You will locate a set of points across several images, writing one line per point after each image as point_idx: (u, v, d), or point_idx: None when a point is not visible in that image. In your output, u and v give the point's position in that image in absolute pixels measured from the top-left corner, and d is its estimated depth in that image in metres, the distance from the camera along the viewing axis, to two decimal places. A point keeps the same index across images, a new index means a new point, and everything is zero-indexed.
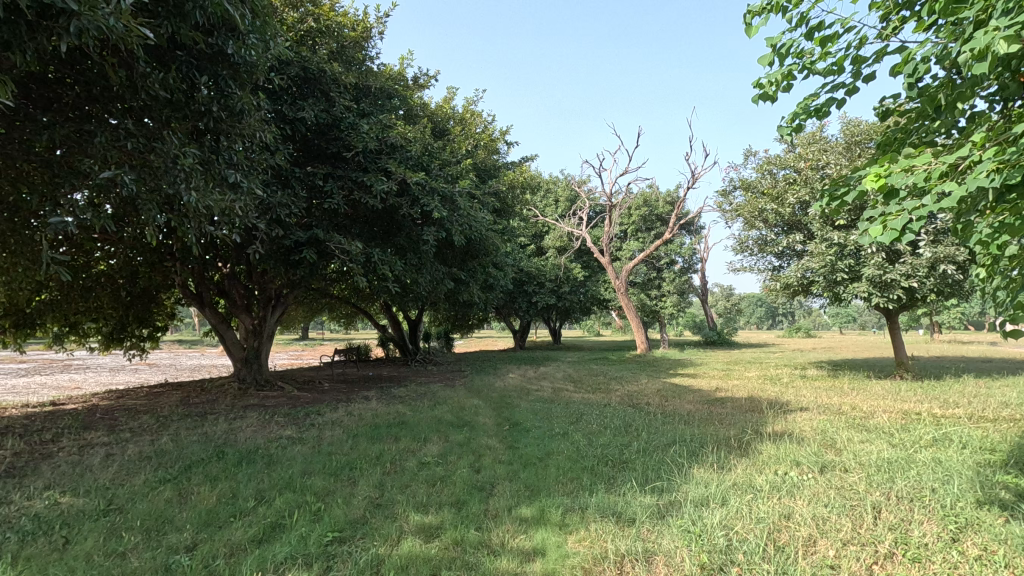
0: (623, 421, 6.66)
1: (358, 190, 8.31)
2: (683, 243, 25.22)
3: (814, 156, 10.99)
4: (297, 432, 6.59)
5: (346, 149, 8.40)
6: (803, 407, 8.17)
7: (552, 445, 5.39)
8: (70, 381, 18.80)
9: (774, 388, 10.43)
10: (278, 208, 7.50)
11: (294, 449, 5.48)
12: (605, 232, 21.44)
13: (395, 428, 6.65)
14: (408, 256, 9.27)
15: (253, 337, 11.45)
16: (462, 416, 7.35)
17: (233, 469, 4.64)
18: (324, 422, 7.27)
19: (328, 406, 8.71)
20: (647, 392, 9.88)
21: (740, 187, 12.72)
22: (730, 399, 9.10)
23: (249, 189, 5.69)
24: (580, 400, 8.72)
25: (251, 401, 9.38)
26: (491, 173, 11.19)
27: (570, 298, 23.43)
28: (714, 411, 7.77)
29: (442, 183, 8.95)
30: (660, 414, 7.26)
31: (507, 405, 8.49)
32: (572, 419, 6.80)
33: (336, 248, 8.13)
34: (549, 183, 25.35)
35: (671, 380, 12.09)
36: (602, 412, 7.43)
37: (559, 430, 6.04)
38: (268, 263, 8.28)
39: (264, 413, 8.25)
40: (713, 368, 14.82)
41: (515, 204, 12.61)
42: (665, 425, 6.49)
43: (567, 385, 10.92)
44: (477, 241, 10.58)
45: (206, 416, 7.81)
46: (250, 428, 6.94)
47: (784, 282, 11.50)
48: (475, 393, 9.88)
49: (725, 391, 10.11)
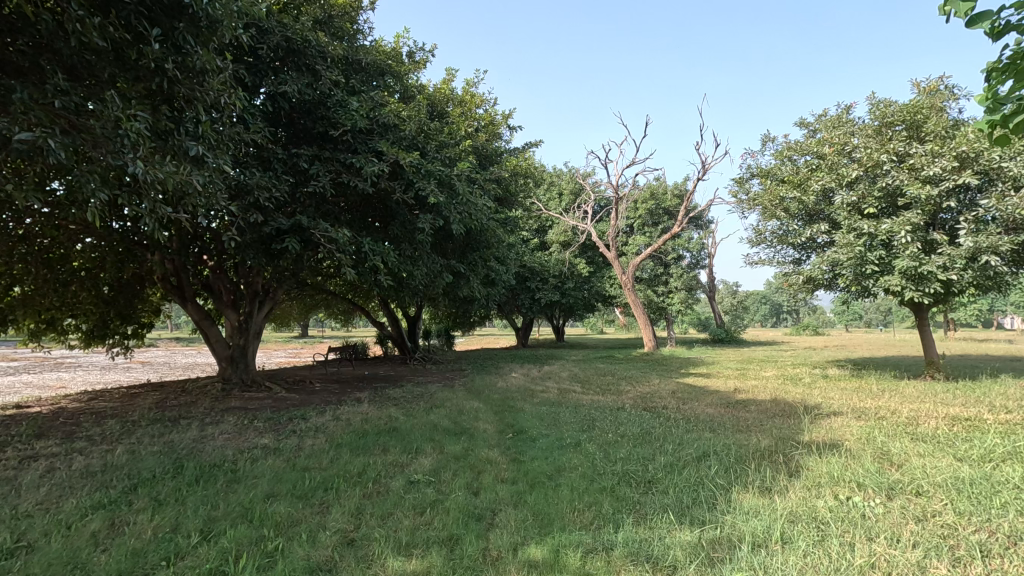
0: (641, 429, 5.90)
1: (346, 173, 7.58)
2: (691, 237, 24.44)
3: (840, 140, 10.21)
4: (275, 440, 5.87)
5: (334, 128, 7.64)
6: (836, 411, 7.41)
7: (563, 459, 4.65)
8: (56, 381, 18.03)
9: (799, 390, 9.65)
10: (256, 192, 6.77)
11: (265, 463, 4.74)
12: (611, 225, 20.67)
13: (384, 436, 5.92)
14: (402, 246, 8.53)
15: (238, 334, 10.73)
16: (460, 422, 6.62)
17: (185, 490, 3.90)
18: (307, 428, 6.54)
19: (315, 410, 7.98)
20: (661, 394, 9.14)
21: (757, 175, 11.94)
22: (753, 402, 8.34)
23: (214, 164, 4.98)
24: (590, 403, 7.99)
25: (233, 404, 8.65)
26: (492, 158, 10.45)
27: (574, 294, 22.68)
28: (739, 416, 7.04)
29: (439, 167, 8.22)
30: (681, 420, 6.52)
31: (510, 408, 7.75)
32: (583, 426, 6.04)
33: (322, 236, 7.41)
34: (553, 175, 24.58)
35: (685, 381, 11.32)
36: (615, 417, 6.70)
37: (570, 441, 5.30)
38: (248, 253, 7.56)
39: (244, 417, 7.53)
40: (727, 367, 14.06)
41: (517, 193, 11.86)
42: (689, 433, 5.74)
43: (574, 386, 10.18)
44: (478, 230, 9.84)
45: (179, 421, 7.09)
46: (223, 435, 6.21)
47: (807, 275, 10.72)
48: (476, 396, 9.13)
49: (746, 393, 9.36)
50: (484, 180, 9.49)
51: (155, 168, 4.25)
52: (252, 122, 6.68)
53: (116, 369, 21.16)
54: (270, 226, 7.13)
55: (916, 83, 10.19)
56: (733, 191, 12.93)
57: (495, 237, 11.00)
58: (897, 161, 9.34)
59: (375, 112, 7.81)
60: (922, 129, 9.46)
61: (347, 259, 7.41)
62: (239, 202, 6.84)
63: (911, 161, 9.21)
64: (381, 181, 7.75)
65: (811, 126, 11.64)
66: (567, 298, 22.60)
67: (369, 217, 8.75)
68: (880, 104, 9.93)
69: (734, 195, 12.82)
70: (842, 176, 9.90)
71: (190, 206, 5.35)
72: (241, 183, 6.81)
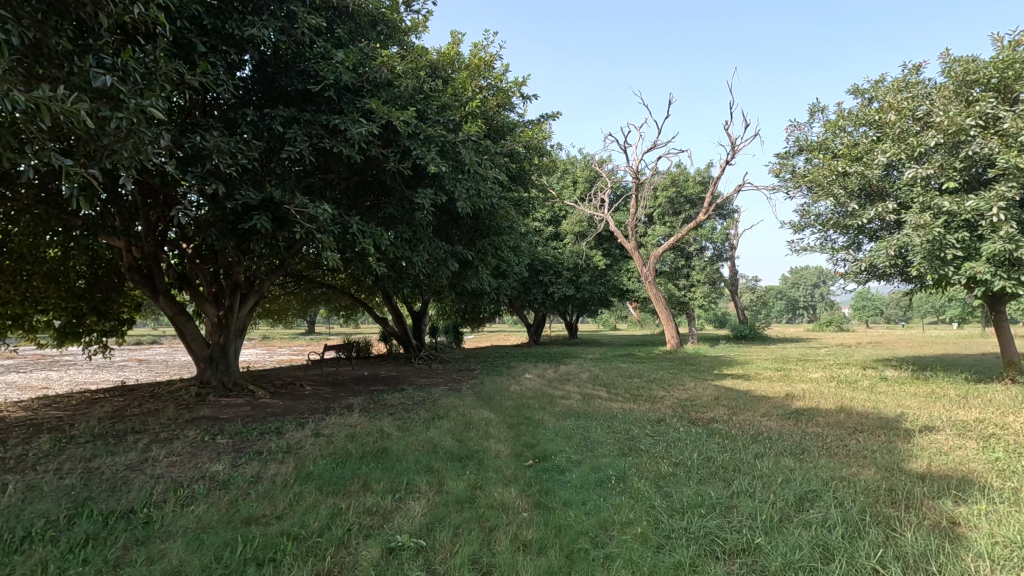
0: (700, 455, 4.55)
1: (329, 138, 6.29)
2: (714, 227, 22.89)
3: (908, 104, 8.77)
4: (230, 467, 4.61)
5: (315, 85, 6.34)
6: (929, 425, 6.03)
7: (607, 506, 3.33)
8: (40, 381, 16.89)
9: (864, 395, 8.26)
10: (215, 158, 5.51)
11: (197, 509, 3.47)
12: (630, 213, 19.23)
13: (370, 462, 4.63)
14: (397, 228, 7.25)
15: (217, 331, 9.52)
16: (467, 440, 5.30)
17: (57, 564, 2.64)
18: (278, 449, 5.28)
19: (296, 422, 6.74)
20: (702, 401, 7.80)
21: (806, 149, 10.48)
22: (817, 412, 6.97)
23: (136, 103, 3.73)
24: (622, 414, 6.66)
25: (203, 412, 7.42)
26: (503, 130, 9.11)
27: (590, 288, 21.35)
28: (814, 433, 5.68)
29: (440, 132, 6.90)
30: (745, 440, 5.17)
31: (527, 420, 6.42)
32: (623, 450, 4.69)
33: (298, 213, 6.15)
34: (567, 162, 23.16)
35: (723, 384, 9.92)
36: (660, 436, 5.36)
37: (610, 475, 3.97)
38: (210, 234, 6.31)
39: (208, 430, 6.29)
40: (764, 368, 12.66)
41: (532, 171, 10.47)
42: (765, 462, 4.38)
43: (599, 391, 8.86)
44: (487, 211, 8.51)
45: (127, 437, 5.87)
46: (171, 457, 4.96)
47: (867, 263, 9.27)
48: (486, 403, 7.81)
49: (801, 399, 8.01)
50: (494, 153, 8.17)
51: (27, 95, 2.99)
52: (210, 72, 5.40)
53: (107, 367, 20.10)
54: (235, 200, 5.88)
55: (1000, 37, 8.68)
56: (773, 170, 11.48)
57: (508, 221, 9.68)
58: (983, 126, 7.87)
59: (363, 65, 6.51)
60: (1013, 88, 8.00)
61: (330, 241, 6.15)
62: (194, 170, 5.57)
63: (1001, 126, 7.75)
64: (370, 148, 6.48)
65: (867, 94, 10.17)
66: (582, 292, 21.28)
67: (360, 194, 7.49)
68: (957, 63, 8.46)
69: (775, 175, 11.38)
70: (911, 146, 8.46)
71: (111, 164, 4.10)
72: (197, 147, 5.54)
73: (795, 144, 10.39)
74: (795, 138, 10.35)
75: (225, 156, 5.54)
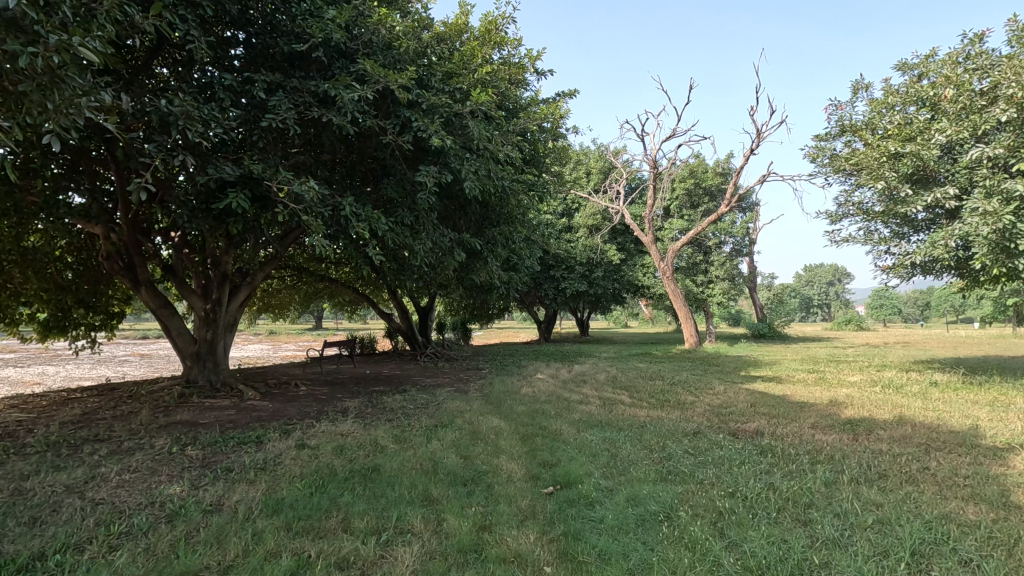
0: (759, 481, 3.71)
1: (318, 107, 5.52)
2: (734, 221, 21.90)
3: (970, 76, 7.81)
4: (188, 491, 3.83)
5: (302, 45, 5.56)
6: (1017, 443, 5.11)
7: (656, 565, 2.51)
8: (32, 377, 16.02)
9: (920, 403, 7.33)
10: (183, 126, 4.72)
11: (124, 557, 2.69)
12: (648, 205, 18.26)
13: (356, 485, 3.83)
14: (397, 211, 6.45)
15: (205, 326, 8.78)
16: (473, 457, 4.50)
17: None
18: (252, 465, 4.49)
19: (282, 430, 5.96)
20: (738, 409, 6.91)
21: (848, 131, 9.55)
22: (875, 424, 6.05)
23: (56, 38, 2.96)
24: (651, 424, 5.80)
25: (181, 417, 6.65)
26: (515, 107, 8.25)
27: (603, 284, 20.45)
28: (883, 451, 4.79)
29: (444, 101, 6.09)
30: (806, 460, 4.31)
31: (543, 430, 5.59)
32: (664, 476, 3.86)
33: (280, 191, 5.37)
34: (580, 153, 22.21)
35: (755, 388, 9.03)
36: (703, 453, 4.51)
37: (653, 513, 3.16)
38: (182, 215, 5.54)
39: (180, 439, 5.51)
40: (795, 370, 11.67)
41: (546, 153, 9.61)
42: (841, 494, 3.53)
43: (620, 396, 7.99)
44: (496, 195, 7.69)
45: (85, 447, 5.10)
46: (124, 476, 4.18)
47: (923, 256, 8.31)
48: (495, 408, 7.00)
49: (851, 408, 7.08)
50: (506, 129, 7.33)
51: None
52: (176, 24, 4.62)
53: (104, 363, 19.42)
54: (208, 175, 5.09)
55: None
56: (809, 155, 10.52)
57: (520, 208, 8.82)
58: None
59: (358, 25, 5.70)
60: None
61: (319, 225, 5.36)
62: (157, 138, 4.78)
63: None
64: (365, 118, 5.70)
65: (917, 70, 9.19)
66: (595, 288, 20.38)
67: (355, 174, 6.70)
68: None
69: (812, 160, 10.40)
70: (974, 124, 7.52)
71: (33, 118, 3.31)
72: (162, 112, 4.78)
73: (837, 124, 9.42)
74: (836, 118, 9.38)
75: (193, 123, 4.75)
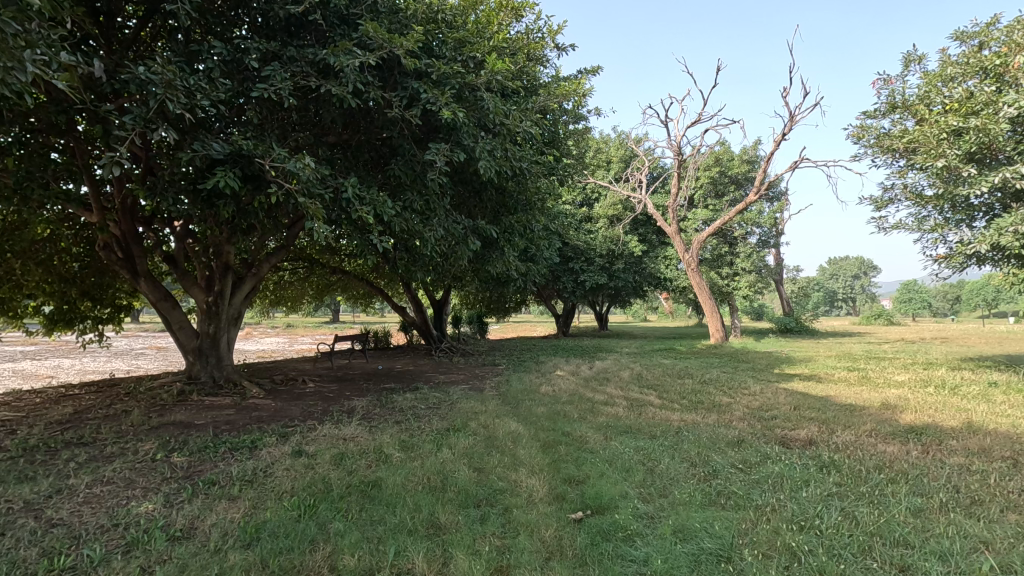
0: (830, 508, 3.07)
1: (316, 77, 4.98)
2: (761, 210, 20.97)
3: None
4: (159, 509, 3.32)
5: (299, 9, 5.02)
6: None
7: None
8: (45, 371, 15.78)
9: (986, 407, 6.56)
10: (163, 96, 4.22)
11: None
12: (671, 194, 17.44)
13: (351, 505, 3.30)
14: (405, 195, 5.88)
15: (206, 320, 8.32)
16: (489, 471, 3.93)
17: None
18: (239, 477, 3.96)
19: (280, 433, 5.44)
20: (781, 413, 6.23)
21: (899, 107, 8.72)
22: (943, 432, 5.34)
23: None
24: (688, 431, 5.17)
25: (177, 417, 6.19)
26: (534, 83, 7.62)
27: (624, 276, 19.73)
28: (965, 466, 4.11)
29: (455, 72, 5.49)
30: (879, 479, 3.65)
31: (567, 437, 5.00)
32: (715, 501, 3.24)
33: (273, 169, 4.85)
34: (600, 141, 21.47)
35: (794, 387, 8.34)
36: (755, 469, 3.88)
37: (708, 555, 2.55)
38: (170, 197, 5.04)
39: (168, 442, 5.03)
40: (834, 368, 10.88)
41: (567, 135, 8.96)
42: (936, 526, 2.88)
43: (648, 396, 7.36)
44: (513, 177, 7.08)
45: (64, 451, 4.65)
46: (95, 490, 3.68)
47: (987, 243, 7.49)
48: (514, 410, 6.43)
49: (908, 412, 6.35)
50: (525, 106, 6.71)
51: None
52: None
53: (120, 356, 19.26)
54: (194, 151, 4.59)
55: None
56: (852, 135, 9.73)
57: (539, 193, 8.21)
58: None
59: None
60: None
61: (317, 207, 4.81)
62: (135, 109, 4.29)
63: None
64: (369, 90, 5.14)
65: (977, 39, 8.35)
66: (616, 280, 19.72)
67: (361, 156, 6.17)
68: None
69: (855, 140, 9.60)
70: None
71: None
72: (139, 80, 4.27)
73: (886, 100, 8.62)
74: (885, 93, 8.57)
75: (175, 93, 4.24)
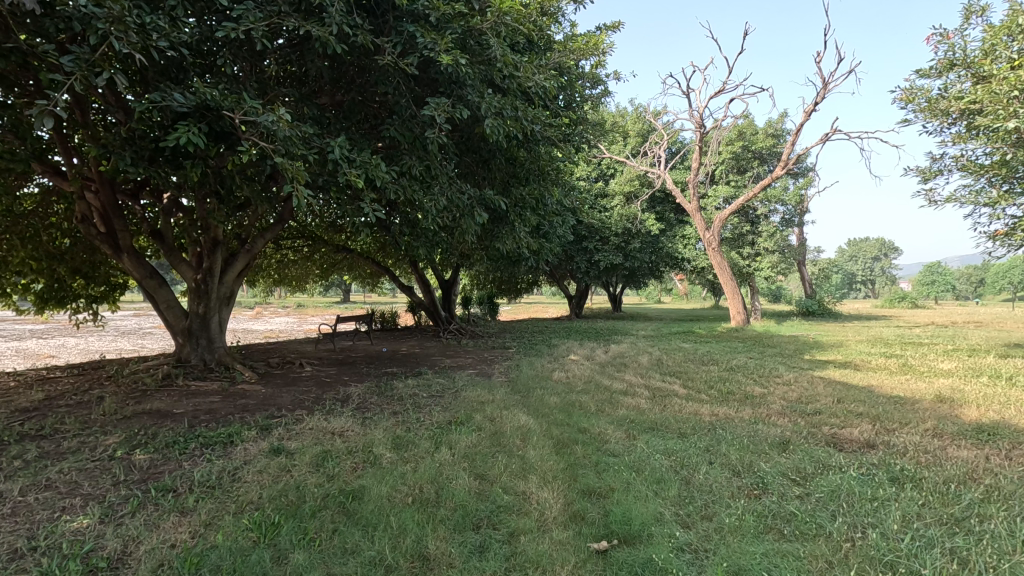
0: (923, 542, 2.40)
1: (294, 16, 4.28)
2: (785, 187, 19.94)
3: None
4: (93, 527, 2.74)
5: None
6: None
7: None
8: (46, 350, 15.38)
9: None
10: (108, 32, 3.55)
11: None
12: (692, 169, 16.50)
13: (322, 526, 2.69)
14: (402, 160, 5.21)
15: (196, 299, 7.75)
16: (492, 480, 3.29)
17: None
18: (200, 484, 3.38)
19: (263, 426, 4.86)
20: (825, 407, 5.53)
21: (957, 64, 7.78)
22: (1020, 431, 4.60)
23: None
24: (723, 429, 4.50)
25: (156, 404, 5.63)
26: (548, 38, 6.85)
27: (641, 256, 18.93)
28: None
29: (456, 13, 4.75)
30: (970, 497, 2.98)
31: (584, 435, 4.37)
32: (775, 528, 2.58)
33: (242, 123, 4.17)
34: (617, 114, 20.50)
35: (831, 376, 7.61)
36: (815, 481, 3.22)
37: None
38: (133, 159, 4.40)
39: (134, 435, 4.46)
40: (870, 355, 10.09)
41: (583, 98, 8.18)
42: None
43: (671, 385, 6.71)
44: (524, 142, 6.36)
45: (13, 446, 4.10)
46: (30, 497, 3.12)
47: None
48: (523, 400, 5.79)
49: (969, 407, 5.61)
50: (538, 61, 5.96)
51: None
52: None
53: (126, 335, 18.95)
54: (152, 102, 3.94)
55: None
56: (900, 99, 8.83)
57: (553, 163, 7.47)
58: None
59: None
60: None
61: (297, 168, 4.13)
62: (77, 49, 3.63)
63: None
64: (356, 34, 4.43)
65: None
66: (631, 260, 18.88)
67: (353, 116, 5.48)
68: None
69: (903, 104, 8.71)
70: None
71: None
72: (80, 13, 3.59)
73: (943, 57, 7.69)
74: (942, 50, 7.67)
75: (123, 31, 3.57)
